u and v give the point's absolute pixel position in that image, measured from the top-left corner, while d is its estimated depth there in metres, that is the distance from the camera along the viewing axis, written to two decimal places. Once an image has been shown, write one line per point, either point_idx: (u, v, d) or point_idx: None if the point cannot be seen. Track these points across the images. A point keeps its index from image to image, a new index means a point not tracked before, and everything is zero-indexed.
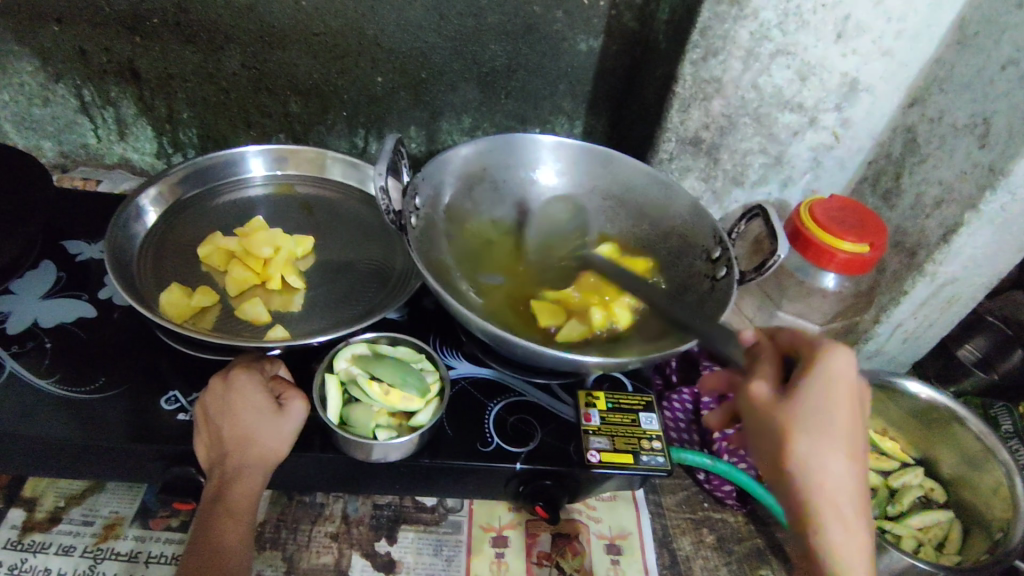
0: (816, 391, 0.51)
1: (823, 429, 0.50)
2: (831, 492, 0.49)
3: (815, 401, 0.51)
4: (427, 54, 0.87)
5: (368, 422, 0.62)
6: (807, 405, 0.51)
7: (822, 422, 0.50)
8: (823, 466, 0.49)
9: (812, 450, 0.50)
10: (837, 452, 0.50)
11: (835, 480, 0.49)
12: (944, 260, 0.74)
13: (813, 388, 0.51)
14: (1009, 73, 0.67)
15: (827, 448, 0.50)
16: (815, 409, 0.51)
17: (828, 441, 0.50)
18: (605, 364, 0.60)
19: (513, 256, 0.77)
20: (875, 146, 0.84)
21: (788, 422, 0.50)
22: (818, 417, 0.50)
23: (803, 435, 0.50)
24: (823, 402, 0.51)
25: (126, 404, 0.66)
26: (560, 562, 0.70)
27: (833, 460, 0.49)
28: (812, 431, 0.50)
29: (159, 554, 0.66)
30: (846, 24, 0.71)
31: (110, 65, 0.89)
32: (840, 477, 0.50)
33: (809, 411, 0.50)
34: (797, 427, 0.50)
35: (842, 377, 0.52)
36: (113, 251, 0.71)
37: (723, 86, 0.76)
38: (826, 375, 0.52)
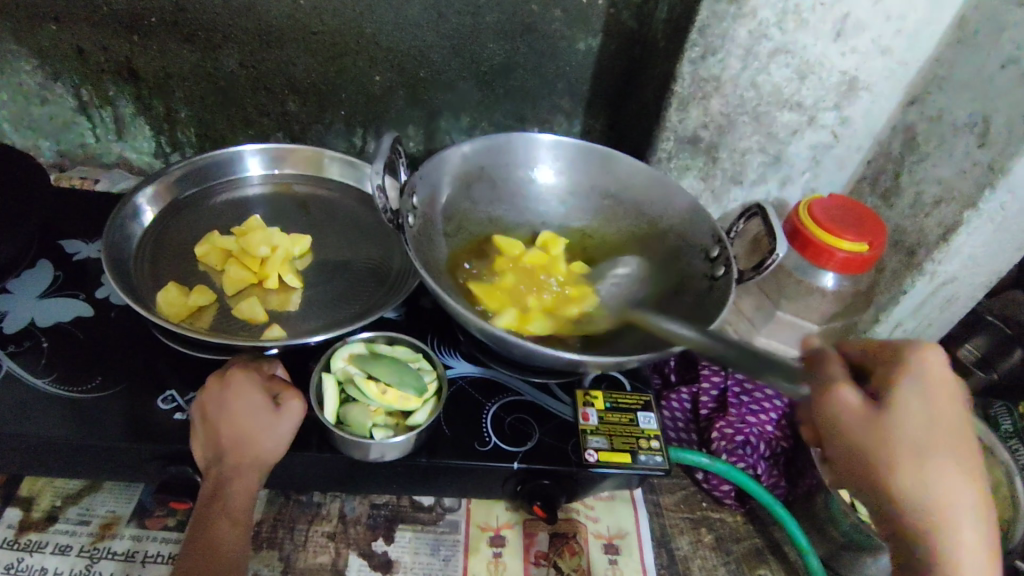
0: (918, 396, 0.52)
1: (926, 435, 0.51)
2: (949, 498, 0.50)
3: (915, 408, 0.52)
4: (425, 53, 0.87)
5: (365, 420, 0.62)
6: (911, 413, 0.52)
7: (927, 426, 0.52)
8: (935, 472, 0.50)
9: (920, 461, 0.51)
10: (943, 456, 0.51)
11: (947, 484, 0.50)
12: (943, 259, 0.74)
13: (912, 392, 0.53)
14: (1009, 71, 0.66)
15: (933, 452, 0.51)
16: (917, 415, 0.52)
17: (933, 447, 0.51)
18: (602, 364, 0.61)
19: (475, 239, 0.78)
20: (875, 145, 0.84)
21: (890, 432, 0.51)
22: (923, 422, 0.52)
23: (908, 443, 0.51)
24: (926, 405, 0.52)
25: (123, 404, 0.66)
26: (557, 562, 0.69)
27: (943, 466, 0.51)
28: (919, 439, 0.51)
29: (156, 554, 0.65)
30: (845, 23, 0.71)
31: (108, 64, 0.89)
32: (950, 483, 0.50)
33: (912, 418, 0.52)
34: (903, 437, 0.51)
35: (932, 376, 0.53)
36: (110, 251, 0.71)
37: (722, 84, 0.76)
38: (918, 377, 0.53)
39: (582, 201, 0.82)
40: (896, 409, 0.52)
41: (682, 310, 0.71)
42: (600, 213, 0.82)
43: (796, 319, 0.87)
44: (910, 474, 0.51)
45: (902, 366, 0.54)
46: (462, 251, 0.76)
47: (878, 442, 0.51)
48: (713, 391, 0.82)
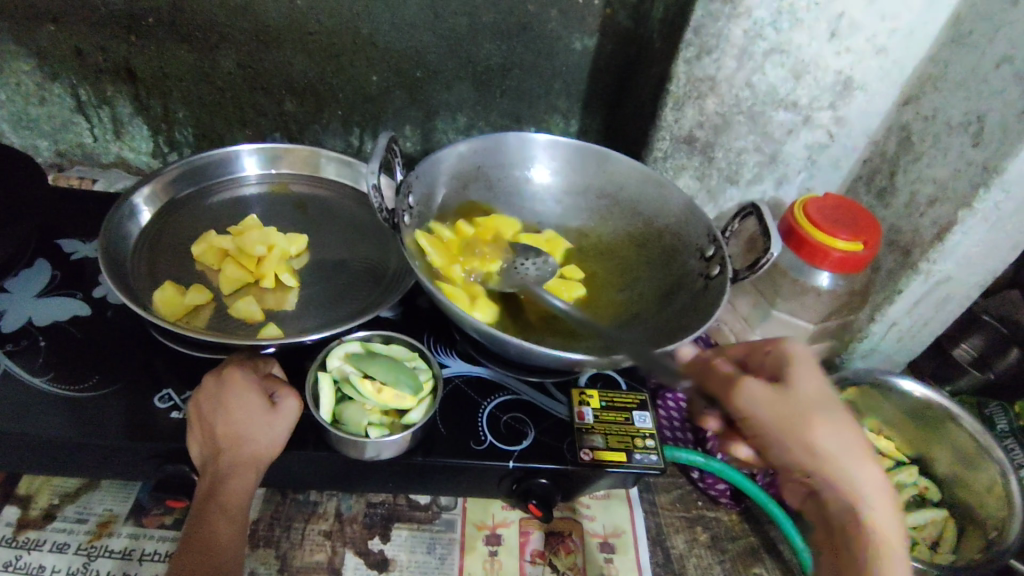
0: (804, 372, 0.56)
1: (826, 409, 0.54)
2: (857, 467, 0.52)
3: (808, 383, 0.55)
4: (422, 53, 0.88)
5: (361, 419, 0.62)
6: (810, 390, 0.55)
7: (825, 402, 0.54)
8: (843, 447, 0.52)
9: (830, 438, 0.52)
10: (845, 425, 0.53)
11: (854, 454, 0.52)
12: (938, 258, 0.74)
13: (798, 372, 0.56)
14: (1003, 70, 0.67)
15: (836, 422, 0.53)
16: (814, 391, 0.55)
17: (836, 421, 0.53)
18: (599, 363, 0.61)
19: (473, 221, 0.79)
20: (870, 145, 0.84)
21: (801, 410, 0.53)
22: (818, 396, 0.54)
23: (821, 420, 0.53)
24: (811, 378, 0.56)
25: (120, 403, 0.66)
26: (553, 560, 0.70)
27: (848, 438, 0.53)
28: (824, 415, 0.53)
29: (153, 552, 0.66)
30: (839, 23, 0.71)
31: (106, 64, 0.89)
32: (850, 449, 0.52)
33: (813, 395, 0.54)
34: (813, 414, 0.53)
35: (806, 356, 0.57)
36: (107, 251, 0.71)
37: (717, 84, 0.76)
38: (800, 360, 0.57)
39: (578, 201, 0.83)
40: (796, 389, 0.55)
41: (677, 309, 0.71)
42: (596, 213, 0.82)
43: (793, 319, 0.86)
44: (824, 450, 0.52)
45: (784, 357, 0.58)
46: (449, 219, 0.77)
47: (792, 422, 0.53)
48: None
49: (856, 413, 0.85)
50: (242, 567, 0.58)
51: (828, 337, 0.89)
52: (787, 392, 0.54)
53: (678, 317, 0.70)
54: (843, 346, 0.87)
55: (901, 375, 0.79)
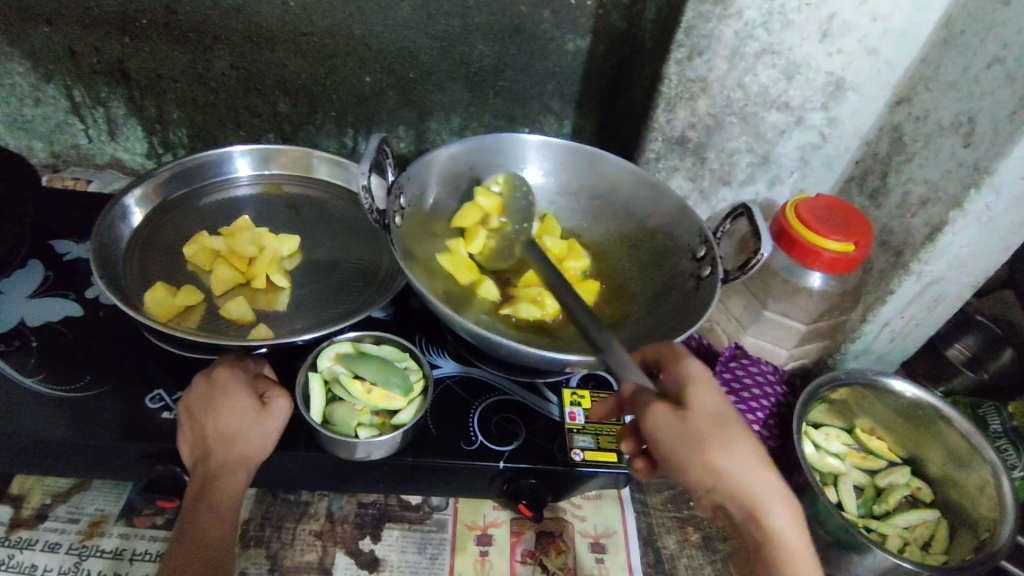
0: (701, 392, 0.51)
1: (730, 428, 0.50)
2: (763, 485, 0.49)
3: (705, 404, 0.50)
4: (414, 54, 0.88)
5: (350, 419, 0.62)
6: (711, 414, 0.50)
7: (725, 421, 0.50)
8: (744, 463, 0.49)
9: (729, 457, 0.49)
10: (746, 445, 0.50)
11: (763, 470, 0.50)
12: (929, 259, 0.74)
13: (698, 395, 0.51)
14: (995, 71, 0.66)
15: (741, 441, 0.50)
16: (711, 410, 0.50)
17: (735, 444, 0.49)
18: (589, 364, 0.62)
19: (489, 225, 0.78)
20: (862, 145, 0.84)
21: (700, 438, 0.49)
22: (714, 413, 0.50)
23: (720, 443, 0.49)
24: (708, 397, 0.51)
25: (111, 403, 0.66)
26: (544, 560, 0.70)
27: (751, 456, 0.49)
28: (723, 440, 0.49)
29: (144, 552, 0.66)
30: (831, 23, 0.71)
31: (99, 65, 0.89)
32: (751, 468, 0.49)
33: (713, 417, 0.50)
34: (713, 440, 0.49)
35: (702, 376, 0.52)
36: (98, 252, 0.71)
37: (709, 85, 0.76)
38: (695, 380, 0.52)
39: (571, 202, 0.83)
40: (695, 414, 0.50)
41: (667, 309, 0.71)
42: (589, 214, 0.82)
43: (785, 319, 0.85)
44: (723, 473, 0.49)
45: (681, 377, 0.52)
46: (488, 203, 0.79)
47: (693, 443, 0.49)
48: None
49: (846, 413, 0.84)
50: (231, 569, 0.58)
51: (822, 337, 0.89)
52: (688, 417, 0.49)
53: (668, 318, 0.70)
54: (836, 347, 0.87)
55: (892, 376, 0.79)
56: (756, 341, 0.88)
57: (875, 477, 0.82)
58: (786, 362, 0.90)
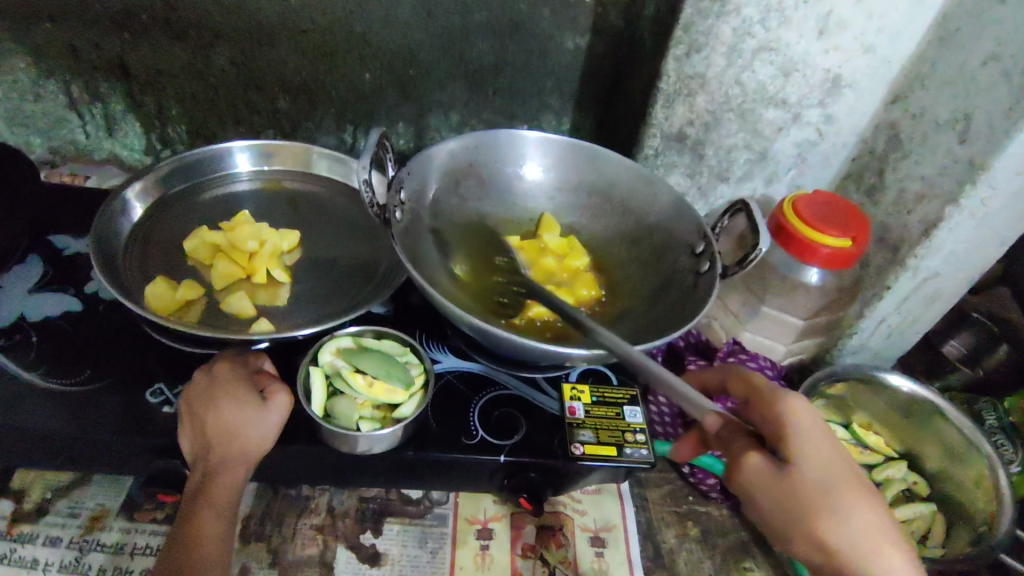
0: (807, 447, 0.51)
1: (839, 490, 0.50)
2: (876, 550, 0.49)
3: (810, 460, 0.51)
4: (414, 51, 0.88)
5: (351, 412, 0.62)
6: (817, 473, 0.51)
7: (832, 481, 0.51)
8: (858, 537, 0.49)
9: (842, 531, 0.49)
10: (858, 515, 0.50)
11: (877, 535, 0.50)
12: (926, 254, 0.75)
13: (806, 449, 0.51)
14: (991, 68, 0.67)
15: (850, 504, 0.50)
16: (816, 469, 0.50)
17: (840, 507, 0.50)
18: (589, 358, 0.62)
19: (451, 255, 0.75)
20: (859, 142, 0.85)
21: (811, 511, 0.50)
22: (825, 484, 0.50)
23: (827, 518, 0.50)
24: (820, 463, 0.51)
25: (112, 397, 0.66)
26: (544, 554, 0.70)
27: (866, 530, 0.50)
28: (832, 512, 0.50)
29: (144, 546, 0.66)
30: (827, 21, 0.72)
31: (100, 61, 0.89)
32: (864, 541, 0.49)
33: (819, 479, 0.50)
34: (821, 513, 0.50)
35: (812, 427, 0.52)
36: (98, 246, 0.71)
37: (707, 82, 0.77)
38: (803, 428, 0.52)
39: (570, 199, 0.83)
40: (799, 473, 0.50)
41: (667, 304, 0.72)
42: (588, 210, 0.83)
43: (783, 315, 0.86)
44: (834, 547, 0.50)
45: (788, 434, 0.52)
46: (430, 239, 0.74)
47: (799, 515, 0.50)
48: None
49: (843, 408, 0.85)
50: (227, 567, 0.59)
51: (819, 332, 0.89)
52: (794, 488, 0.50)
53: (667, 315, 0.71)
54: (833, 342, 0.88)
55: (889, 371, 0.79)
56: (754, 337, 0.88)
57: (870, 472, 0.82)
58: (783, 357, 0.90)
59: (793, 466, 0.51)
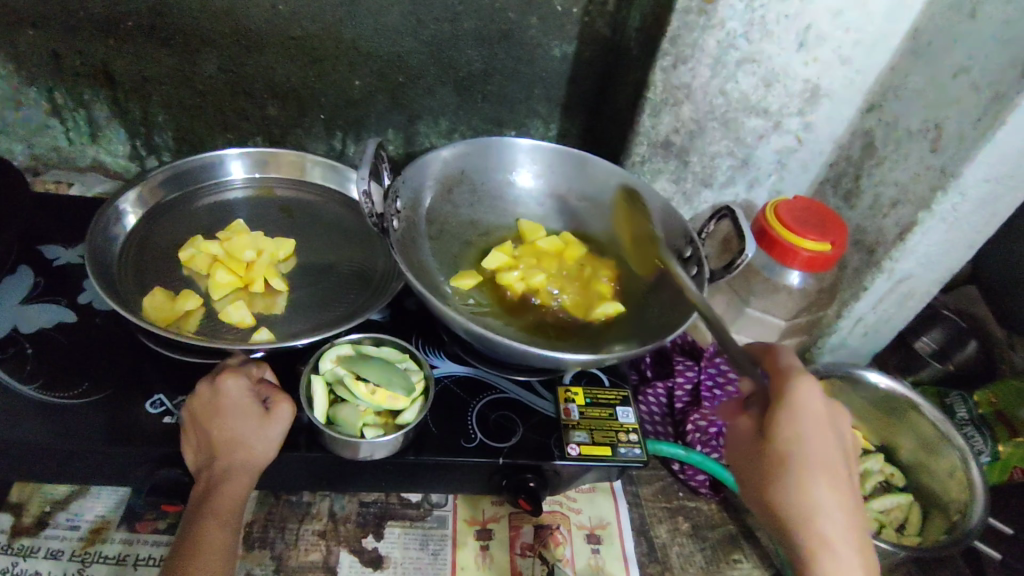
0: (791, 427, 0.53)
1: (807, 470, 0.53)
2: (816, 527, 0.53)
3: (789, 439, 0.54)
4: (404, 58, 0.89)
5: (355, 420, 0.64)
6: (790, 448, 0.53)
7: (804, 462, 0.53)
8: (805, 510, 0.53)
9: (791, 500, 0.53)
10: (815, 493, 0.53)
11: (825, 518, 0.53)
12: (900, 257, 0.78)
13: (790, 426, 0.53)
14: (960, 80, 0.71)
15: (811, 485, 0.53)
16: (792, 447, 0.53)
17: (798, 488, 0.53)
18: (583, 362, 0.64)
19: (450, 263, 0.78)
20: (836, 149, 0.88)
21: (769, 474, 0.54)
22: (793, 457, 0.53)
23: (778, 485, 0.54)
24: (796, 439, 0.53)
25: (113, 409, 0.66)
26: (543, 552, 0.72)
27: (817, 504, 0.53)
28: (788, 483, 0.53)
29: (147, 556, 0.66)
30: (807, 34, 0.75)
31: (84, 68, 0.89)
32: (809, 515, 0.53)
33: (790, 454, 0.53)
34: (776, 480, 0.54)
35: (806, 411, 0.54)
36: (93, 257, 0.71)
37: (693, 92, 0.80)
38: (796, 409, 0.54)
39: (559, 204, 0.85)
40: (772, 444, 0.54)
41: (659, 308, 0.74)
42: (577, 215, 0.84)
43: (765, 315, 0.88)
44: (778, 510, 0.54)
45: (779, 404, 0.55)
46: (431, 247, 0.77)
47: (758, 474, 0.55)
48: (687, 385, 0.84)
49: None
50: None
51: (800, 332, 0.92)
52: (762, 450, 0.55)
53: (659, 317, 0.73)
54: (813, 340, 0.91)
55: (866, 368, 0.83)
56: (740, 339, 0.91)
57: None
58: None
59: (769, 432, 0.54)
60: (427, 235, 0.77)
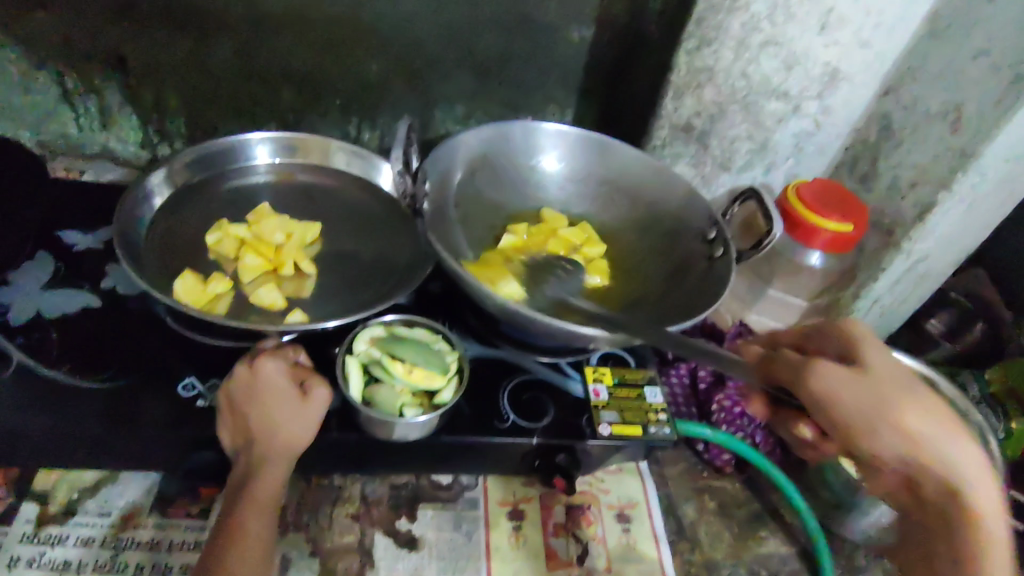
0: (875, 353, 0.57)
1: (911, 385, 0.55)
2: (954, 438, 0.53)
3: (879, 364, 0.56)
4: (422, 43, 0.89)
5: (394, 400, 0.63)
6: (889, 370, 0.55)
7: (905, 379, 0.55)
8: (937, 422, 0.53)
9: (919, 419, 0.53)
10: (931, 402, 0.54)
11: (951, 420, 0.54)
12: (920, 237, 0.79)
13: (871, 352, 0.57)
14: (980, 62, 0.72)
15: (923, 397, 0.54)
16: (889, 369, 0.56)
17: (925, 403, 0.54)
18: (614, 339, 0.64)
19: (480, 243, 0.78)
20: (852, 132, 0.89)
21: (891, 398, 0.53)
22: (894, 373, 0.55)
23: (908, 404, 0.53)
24: (886, 363, 0.56)
25: (146, 393, 0.66)
26: (576, 531, 0.73)
27: (940, 412, 0.54)
28: (910, 400, 0.54)
29: (181, 542, 0.66)
30: (829, 17, 0.76)
31: (96, 52, 0.87)
32: (942, 428, 0.53)
33: (894, 375, 0.55)
34: (900, 400, 0.53)
35: (873, 342, 0.59)
36: (121, 240, 0.70)
37: (715, 75, 0.80)
38: (867, 341, 0.58)
39: (582, 187, 0.85)
40: (873, 372, 0.55)
41: (685, 289, 0.74)
42: (599, 198, 0.85)
43: (788, 297, 0.93)
44: (916, 435, 0.53)
45: (848, 340, 0.59)
46: (459, 228, 0.77)
47: (882, 406, 0.53)
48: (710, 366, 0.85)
49: None
50: (270, 558, 0.59)
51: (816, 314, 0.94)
52: (869, 375, 0.55)
53: (688, 296, 0.73)
54: None
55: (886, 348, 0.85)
56: (759, 319, 0.94)
57: None
58: None
59: (867, 362, 0.56)
60: (455, 215, 0.77)
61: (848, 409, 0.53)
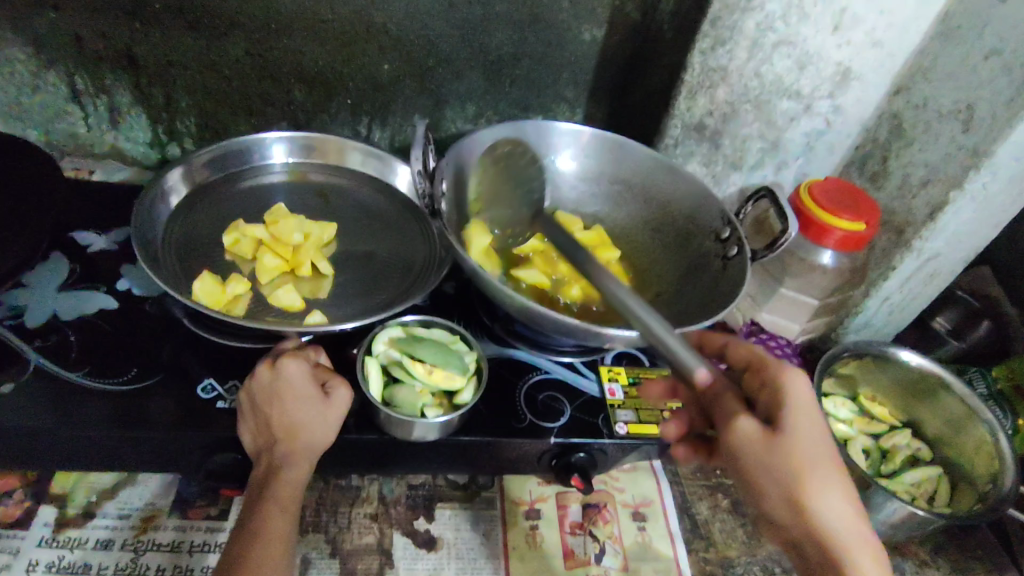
0: (801, 417, 0.52)
1: (821, 458, 0.51)
2: (845, 517, 0.51)
3: (802, 428, 0.52)
4: (434, 43, 0.89)
5: (414, 400, 0.63)
6: (804, 438, 0.51)
7: (820, 456, 0.51)
8: (829, 499, 0.51)
9: (816, 493, 0.50)
10: (836, 480, 0.51)
11: (848, 500, 0.51)
12: (931, 236, 0.80)
13: (796, 414, 0.52)
14: (992, 62, 0.72)
15: (827, 474, 0.51)
16: (809, 442, 0.51)
17: (827, 475, 0.51)
18: (630, 340, 0.64)
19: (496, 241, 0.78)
20: (862, 131, 0.90)
21: (791, 467, 0.51)
22: (809, 442, 0.51)
23: (807, 477, 0.50)
24: (809, 429, 0.52)
25: (166, 393, 0.66)
26: (592, 530, 0.73)
27: (839, 490, 0.51)
28: (812, 473, 0.51)
29: (202, 543, 0.66)
30: (843, 17, 0.76)
31: (105, 51, 0.86)
32: (836, 506, 0.51)
33: (805, 446, 0.51)
34: (802, 471, 0.50)
35: (809, 400, 0.53)
36: (139, 239, 0.70)
37: (729, 75, 0.81)
38: (798, 399, 0.53)
39: (594, 187, 0.86)
40: (784, 437, 0.51)
41: (699, 290, 0.75)
42: (612, 198, 0.85)
43: (798, 296, 0.92)
44: (805, 504, 0.51)
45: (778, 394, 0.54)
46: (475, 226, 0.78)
47: (778, 471, 0.51)
48: None
49: (851, 384, 0.91)
50: (292, 560, 0.58)
51: (826, 313, 0.95)
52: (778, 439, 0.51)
53: (704, 297, 0.73)
54: (839, 321, 0.94)
55: (897, 347, 0.85)
56: (770, 317, 0.95)
57: (878, 440, 0.88)
58: (798, 336, 0.97)
59: (784, 424, 0.52)
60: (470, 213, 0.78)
61: (747, 464, 0.52)
